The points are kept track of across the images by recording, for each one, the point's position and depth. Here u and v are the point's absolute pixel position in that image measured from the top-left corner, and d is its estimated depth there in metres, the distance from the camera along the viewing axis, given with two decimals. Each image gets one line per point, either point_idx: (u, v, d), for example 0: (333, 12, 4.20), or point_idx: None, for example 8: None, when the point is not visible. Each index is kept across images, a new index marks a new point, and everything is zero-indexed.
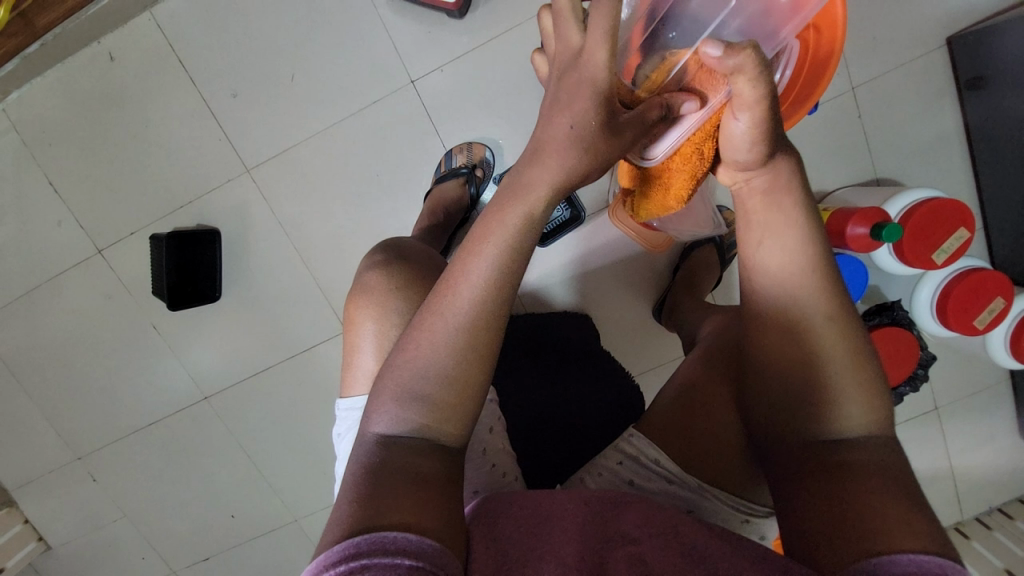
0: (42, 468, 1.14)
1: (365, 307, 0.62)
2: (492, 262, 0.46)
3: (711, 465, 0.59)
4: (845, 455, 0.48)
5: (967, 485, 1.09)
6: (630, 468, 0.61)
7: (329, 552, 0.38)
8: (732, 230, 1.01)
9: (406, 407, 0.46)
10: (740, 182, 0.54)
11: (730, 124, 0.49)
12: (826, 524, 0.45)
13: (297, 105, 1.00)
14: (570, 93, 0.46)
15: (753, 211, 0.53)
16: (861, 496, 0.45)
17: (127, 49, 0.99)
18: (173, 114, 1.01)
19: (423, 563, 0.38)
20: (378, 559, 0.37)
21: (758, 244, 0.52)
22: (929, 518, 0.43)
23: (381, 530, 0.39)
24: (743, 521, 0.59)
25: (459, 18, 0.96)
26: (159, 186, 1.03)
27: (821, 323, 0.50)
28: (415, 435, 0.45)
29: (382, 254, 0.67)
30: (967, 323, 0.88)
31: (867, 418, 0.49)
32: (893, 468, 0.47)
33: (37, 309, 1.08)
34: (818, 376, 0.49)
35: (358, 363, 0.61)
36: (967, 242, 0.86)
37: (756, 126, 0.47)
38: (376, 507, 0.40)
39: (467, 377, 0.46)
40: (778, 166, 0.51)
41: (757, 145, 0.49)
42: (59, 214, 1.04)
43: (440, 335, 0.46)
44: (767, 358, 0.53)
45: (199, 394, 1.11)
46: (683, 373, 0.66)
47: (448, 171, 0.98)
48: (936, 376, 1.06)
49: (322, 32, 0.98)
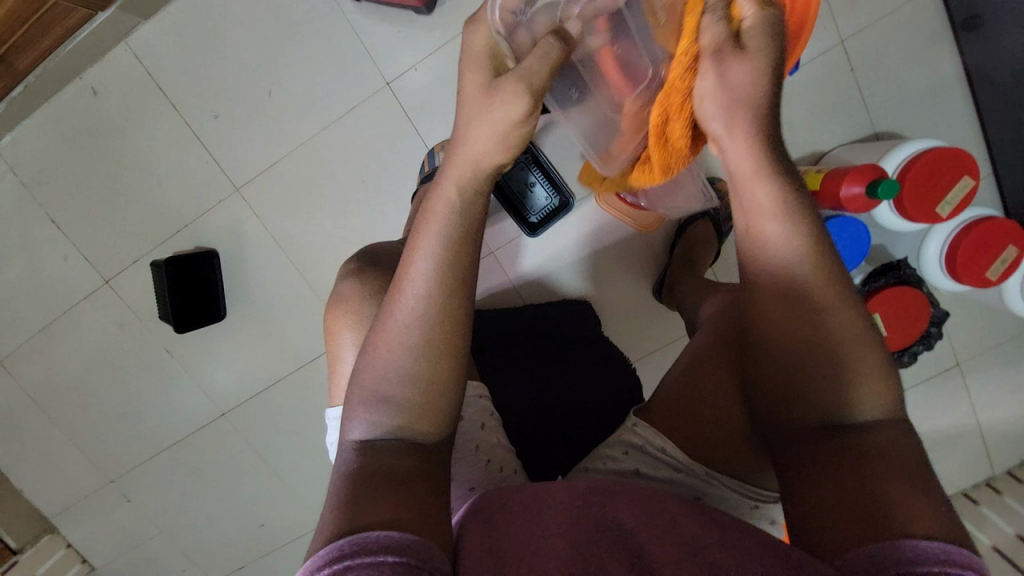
0: (78, 494, 1.18)
1: (343, 316, 0.62)
2: (432, 258, 0.48)
3: (720, 450, 0.58)
4: (852, 433, 0.46)
5: (997, 440, 1.07)
6: (636, 458, 0.61)
7: (315, 556, 0.38)
8: (726, 202, 1.00)
9: (376, 411, 0.47)
10: (720, 133, 0.51)
11: (701, 86, 0.50)
12: (841, 507, 0.44)
13: (279, 120, 1.01)
14: (465, 68, 0.52)
15: (753, 186, 0.49)
16: (865, 482, 0.44)
17: (110, 82, 1.00)
18: (161, 141, 1.02)
19: (407, 559, 0.38)
20: (361, 559, 0.37)
21: (749, 216, 0.50)
22: (940, 504, 0.42)
23: (362, 531, 0.39)
24: (753, 507, 0.59)
25: (427, 14, 0.94)
26: (156, 213, 1.05)
27: (806, 293, 0.48)
28: (391, 436, 0.46)
29: (356, 261, 0.67)
30: (978, 275, 0.85)
31: (871, 397, 0.47)
32: (904, 449, 0.45)
33: (55, 344, 1.12)
34: (811, 351, 0.48)
35: (341, 371, 0.61)
36: (973, 191, 0.81)
37: (727, 81, 0.49)
38: (356, 510, 0.41)
39: (433, 377, 0.47)
40: (750, 129, 0.49)
41: (716, 101, 0.50)
42: (64, 249, 1.07)
43: (397, 334, 0.47)
44: (758, 335, 0.52)
45: (218, 412, 1.14)
46: (685, 357, 0.66)
47: (431, 171, 0.95)
48: (953, 331, 1.03)
49: (293, 44, 0.98)
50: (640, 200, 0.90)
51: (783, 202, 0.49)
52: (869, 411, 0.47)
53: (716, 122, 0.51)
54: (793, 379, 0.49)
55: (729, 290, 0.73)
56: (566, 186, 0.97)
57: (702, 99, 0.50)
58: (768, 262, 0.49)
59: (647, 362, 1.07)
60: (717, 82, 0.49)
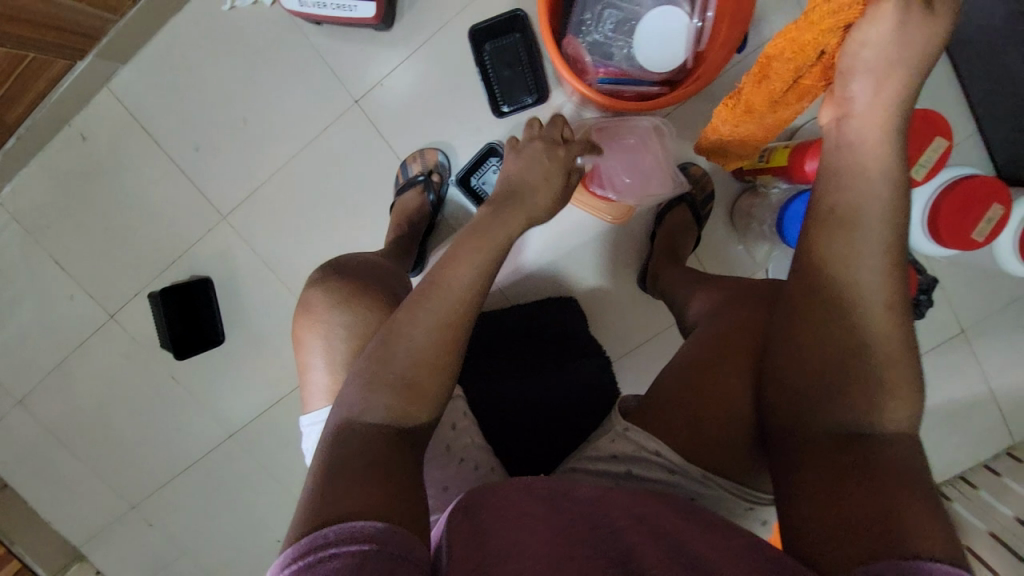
0: (104, 521, 1.23)
1: (312, 324, 0.67)
2: (466, 274, 0.60)
3: (718, 455, 0.64)
4: (865, 445, 0.52)
5: (1014, 405, 1.03)
6: (630, 460, 0.67)
7: (297, 544, 0.43)
8: (700, 186, 0.99)
9: (386, 391, 0.54)
10: (848, 83, 0.59)
11: (865, 33, 0.57)
12: (857, 514, 0.48)
13: (257, 146, 1.04)
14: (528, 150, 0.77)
15: (855, 126, 0.58)
16: (870, 485, 0.49)
17: (96, 125, 1.05)
18: (150, 178, 1.07)
19: (389, 548, 0.42)
20: (346, 546, 0.42)
21: (836, 153, 0.59)
22: (940, 513, 0.47)
23: (348, 520, 0.43)
24: (747, 508, 0.66)
25: (387, 29, 0.97)
26: (150, 247, 1.10)
27: (842, 301, 0.55)
28: (393, 413, 0.54)
29: (321, 270, 0.71)
30: (963, 237, 0.82)
31: (890, 409, 0.53)
32: (912, 462, 0.51)
33: (69, 380, 1.17)
34: (845, 359, 0.54)
35: (311, 377, 0.66)
36: (948, 151, 0.79)
37: (892, 41, 0.56)
38: (346, 499, 0.46)
39: (437, 367, 0.56)
40: (887, 86, 0.57)
41: (873, 54, 0.57)
42: (70, 289, 1.12)
43: (418, 329, 0.57)
44: (793, 337, 0.57)
45: (226, 433, 1.18)
46: (686, 359, 0.72)
47: (406, 181, 0.99)
48: (952, 296, 1.01)
49: (265, 71, 1.01)
50: (610, 193, 0.90)
51: (881, 154, 0.56)
52: (880, 427, 0.53)
53: (858, 73, 0.58)
54: (818, 390, 0.55)
55: (716, 292, 0.79)
56: None
57: (856, 47, 0.58)
58: (847, 212, 0.56)
59: (638, 354, 1.05)
60: (873, 36, 0.57)
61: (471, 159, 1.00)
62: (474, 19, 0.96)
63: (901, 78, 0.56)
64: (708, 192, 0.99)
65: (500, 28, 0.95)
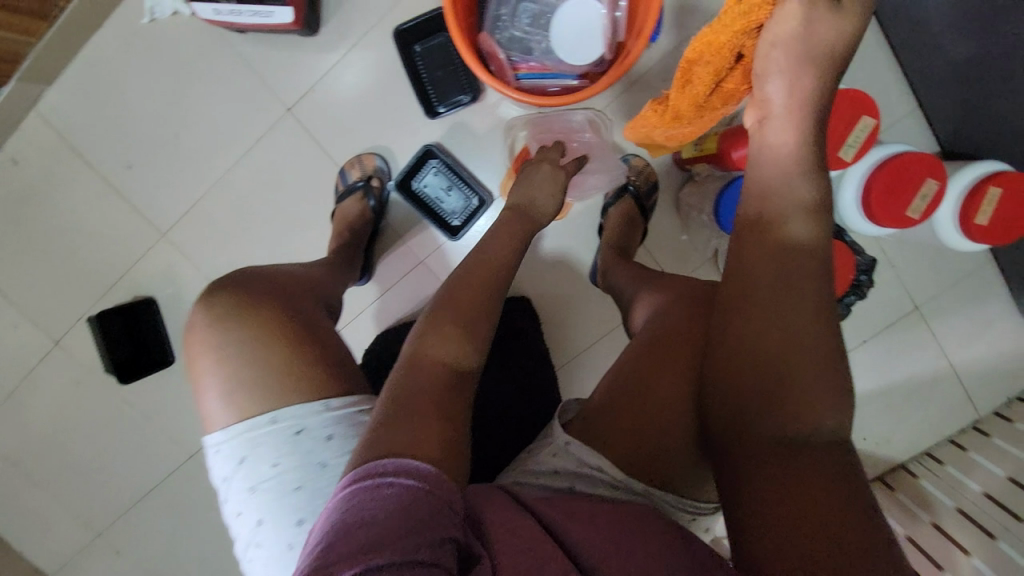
0: (69, 553, 1.20)
1: (203, 345, 0.68)
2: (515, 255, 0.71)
3: (662, 464, 0.63)
4: (805, 450, 0.49)
5: (976, 378, 1.02)
6: (570, 477, 0.63)
7: (363, 465, 0.46)
8: (643, 178, 0.99)
9: (450, 339, 0.58)
10: (764, 80, 0.58)
11: (771, 27, 0.56)
12: (798, 527, 0.45)
13: (193, 161, 1.02)
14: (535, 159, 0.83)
15: (772, 117, 0.58)
16: (813, 503, 0.46)
17: (25, 149, 1.02)
18: (86, 199, 1.04)
19: (435, 490, 0.45)
20: (396, 477, 0.45)
21: (759, 142, 0.59)
22: (874, 520, 0.46)
23: (404, 457, 0.46)
24: (692, 515, 0.66)
25: (312, 35, 0.95)
26: (92, 269, 1.07)
27: (780, 299, 0.52)
28: (453, 358, 0.57)
29: (209, 287, 0.72)
30: (897, 214, 0.82)
31: (826, 414, 0.50)
32: (850, 467, 0.49)
33: (21, 411, 1.14)
34: (779, 364, 0.51)
35: (209, 399, 0.68)
36: (875, 130, 0.79)
37: (799, 36, 0.55)
38: (407, 435, 0.49)
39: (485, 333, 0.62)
40: (800, 79, 0.57)
41: (784, 50, 0.56)
42: (13, 318, 1.10)
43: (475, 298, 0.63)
44: (729, 337, 0.54)
45: (186, 454, 1.16)
46: (632, 365, 0.69)
47: (346, 188, 0.97)
48: (904, 274, 1.01)
49: (194, 85, 0.99)
50: None
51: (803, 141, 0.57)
52: (820, 432, 0.50)
53: (772, 67, 0.57)
54: (757, 398, 0.51)
55: (661, 295, 0.75)
56: (479, 185, 0.98)
57: (766, 45, 0.57)
58: (779, 199, 0.56)
59: (596, 349, 1.04)
60: (784, 31, 0.55)
61: (409, 162, 0.99)
62: (401, 21, 0.95)
63: (813, 71, 0.56)
64: (651, 183, 0.98)
65: (427, 27, 0.94)
